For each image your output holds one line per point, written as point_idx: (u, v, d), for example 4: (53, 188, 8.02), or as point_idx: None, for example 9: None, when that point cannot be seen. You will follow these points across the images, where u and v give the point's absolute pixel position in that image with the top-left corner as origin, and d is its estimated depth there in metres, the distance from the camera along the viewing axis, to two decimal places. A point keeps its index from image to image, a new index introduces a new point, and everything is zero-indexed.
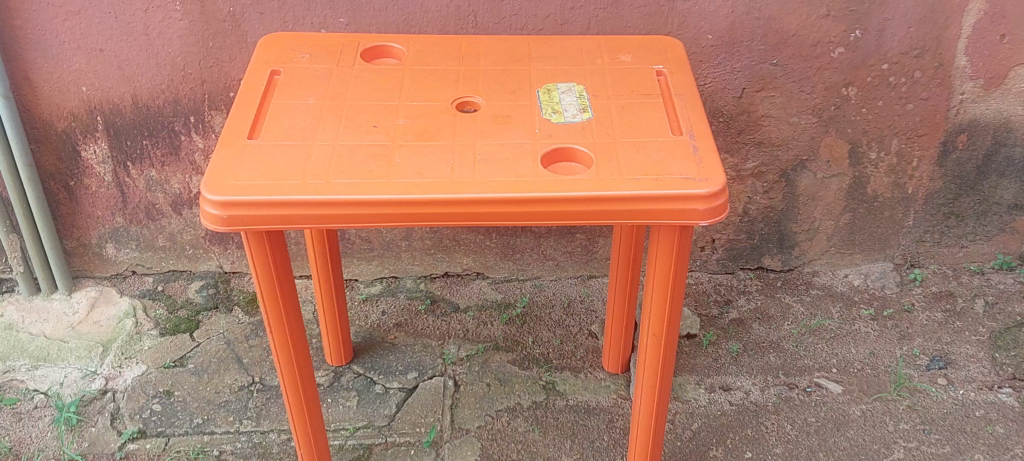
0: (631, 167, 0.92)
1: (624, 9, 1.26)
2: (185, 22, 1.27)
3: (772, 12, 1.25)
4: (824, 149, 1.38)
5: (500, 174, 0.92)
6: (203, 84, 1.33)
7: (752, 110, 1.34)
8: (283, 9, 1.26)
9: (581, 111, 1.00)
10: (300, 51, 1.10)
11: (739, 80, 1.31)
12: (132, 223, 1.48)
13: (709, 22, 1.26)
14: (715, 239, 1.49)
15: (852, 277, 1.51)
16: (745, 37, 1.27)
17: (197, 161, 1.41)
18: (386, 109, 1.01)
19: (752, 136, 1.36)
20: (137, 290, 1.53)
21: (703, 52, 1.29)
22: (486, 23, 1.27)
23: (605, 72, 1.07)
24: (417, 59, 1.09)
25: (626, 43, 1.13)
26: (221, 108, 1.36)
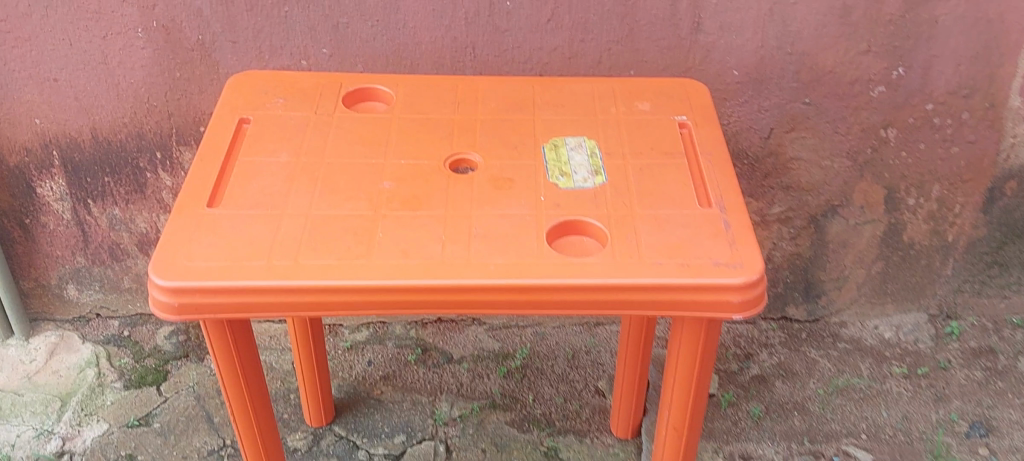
0: (652, 246, 0.78)
1: (640, 42, 1.13)
2: (149, 50, 1.14)
3: (805, 48, 1.13)
4: (857, 194, 1.26)
5: (499, 253, 0.78)
6: (170, 118, 1.20)
7: (780, 152, 1.22)
8: (258, 38, 1.13)
9: (594, 175, 0.87)
10: (274, 94, 0.97)
11: (766, 120, 1.19)
12: (94, 264, 1.35)
13: (736, 57, 1.14)
14: None
15: (882, 330, 1.38)
16: (774, 74, 1.15)
17: (164, 199, 1.28)
18: (369, 169, 0.87)
19: (779, 179, 1.24)
20: (101, 336, 1.40)
21: (727, 89, 1.16)
22: (485, 56, 1.15)
23: (620, 124, 0.94)
24: (406, 105, 0.96)
25: (644, 87, 0.99)
26: (190, 143, 1.23)
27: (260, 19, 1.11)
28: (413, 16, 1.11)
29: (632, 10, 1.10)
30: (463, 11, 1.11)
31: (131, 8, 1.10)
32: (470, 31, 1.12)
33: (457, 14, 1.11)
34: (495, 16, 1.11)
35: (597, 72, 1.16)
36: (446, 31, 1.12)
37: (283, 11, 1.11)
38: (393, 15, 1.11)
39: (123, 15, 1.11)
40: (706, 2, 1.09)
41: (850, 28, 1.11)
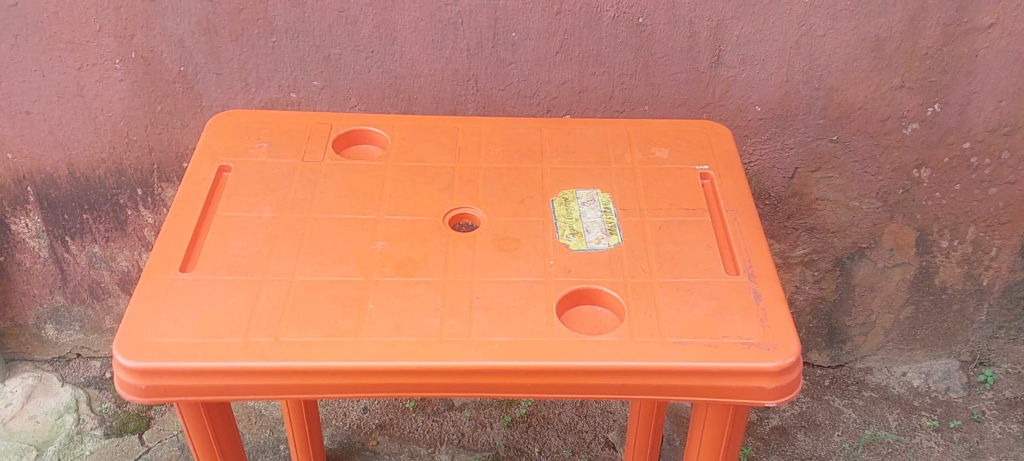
0: (675, 322, 0.70)
1: (656, 76, 1.05)
2: (127, 82, 1.06)
3: (834, 82, 1.04)
4: (887, 236, 1.17)
5: (503, 330, 0.70)
6: (151, 153, 1.12)
7: (805, 192, 1.14)
8: (244, 69, 1.05)
9: (608, 234, 0.79)
10: (259, 138, 0.89)
11: (791, 159, 1.11)
12: (74, 303, 1.27)
13: (759, 92, 1.05)
14: None
15: (911, 377, 1.31)
16: (800, 110, 1.07)
17: (146, 236, 1.21)
18: (361, 227, 0.79)
19: (803, 221, 1.16)
20: (81, 377, 1.32)
21: (749, 126, 1.08)
22: (488, 89, 1.06)
23: (636, 175, 0.85)
24: (401, 152, 0.88)
25: (662, 131, 0.91)
26: (172, 179, 1.15)
27: (245, 50, 1.03)
28: (411, 47, 1.03)
29: (647, 42, 1.02)
30: (464, 42, 1.02)
31: (107, 38, 1.02)
32: (472, 64, 1.04)
33: (458, 45, 1.02)
34: (499, 48, 1.03)
35: (609, 107, 1.08)
36: (446, 63, 1.04)
37: (270, 41, 1.02)
38: (389, 46, 1.02)
39: (99, 45, 1.03)
40: (727, 33, 1.01)
41: (882, 62, 1.02)
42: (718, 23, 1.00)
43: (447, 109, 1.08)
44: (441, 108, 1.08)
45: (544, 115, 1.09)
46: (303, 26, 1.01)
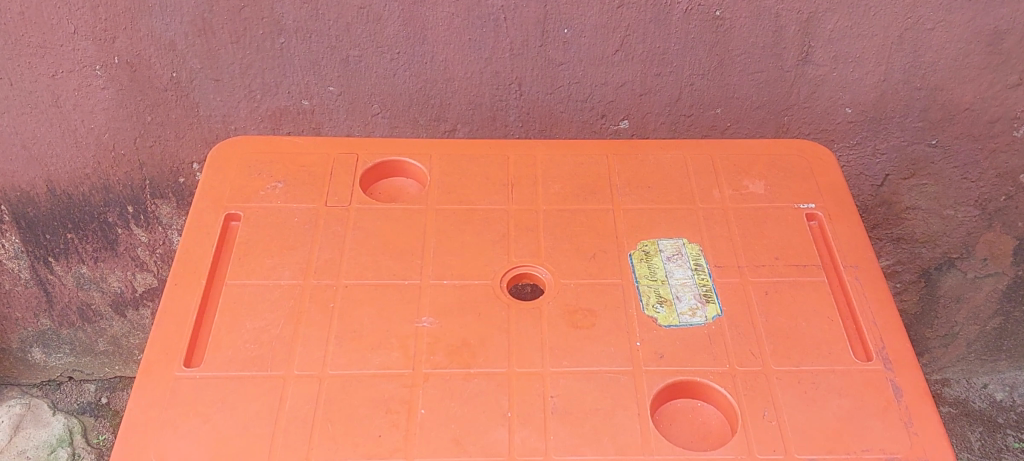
0: (802, 432, 0.57)
1: (732, 76, 0.89)
2: (111, 91, 0.90)
3: (939, 82, 0.89)
4: (982, 246, 1.02)
5: (587, 444, 0.57)
6: (142, 168, 0.97)
7: (895, 201, 0.99)
8: (248, 74, 0.89)
9: (704, 302, 0.65)
10: (272, 176, 0.74)
11: (881, 166, 0.97)
12: (62, 326, 1.14)
13: (852, 93, 0.90)
14: None
15: (993, 390, 1.18)
16: (897, 112, 0.92)
17: (139, 256, 1.06)
18: (402, 297, 0.65)
19: (889, 231, 1.03)
20: (75, 404, 1.20)
21: (836, 129, 0.94)
22: (534, 93, 0.91)
23: (729, 219, 0.71)
24: (444, 191, 0.73)
25: (753, 157, 0.76)
26: (167, 196, 1.00)
27: (249, 52, 0.87)
28: (444, 47, 0.86)
29: (724, 38, 0.86)
30: (508, 40, 0.86)
31: (85, 42, 0.86)
32: (515, 65, 0.88)
33: (500, 44, 0.86)
34: (548, 47, 0.86)
35: (674, 110, 0.93)
36: (485, 64, 0.88)
37: (278, 43, 0.86)
38: (418, 46, 0.86)
39: (75, 50, 0.86)
40: (819, 28, 0.85)
41: (999, 58, 0.86)
42: (809, 16, 0.84)
43: (484, 115, 0.93)
44: (477, 114, 0.93)
45: (598, 119, 0.94)
46: (315, 25, 0.84)
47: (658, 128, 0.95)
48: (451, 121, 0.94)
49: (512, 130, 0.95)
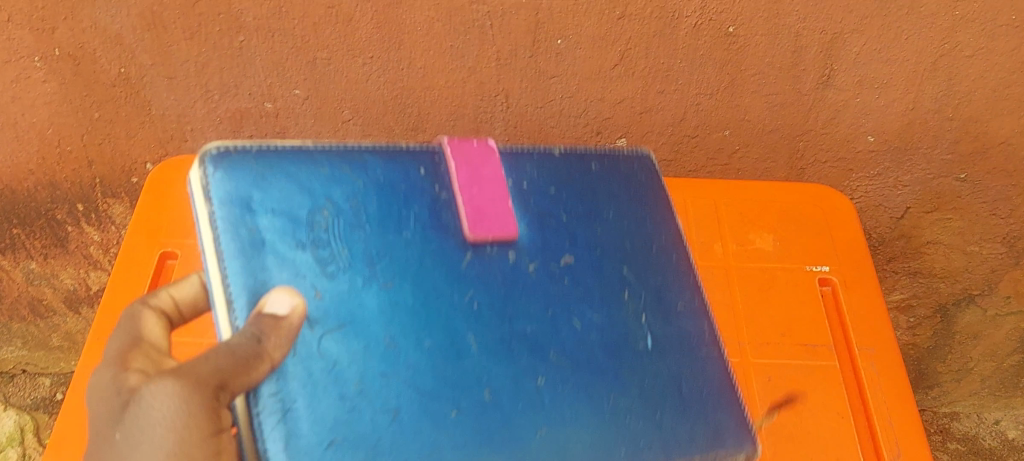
0: None
1: (743, 97, 0.80)
2: (53, 84, 0.81)
3: (973, 113, 0.79)
4: (1005, 284, 0.94)
5: None
6: (91, 166, 0.89)
7: (915, 234, 0.91)
8: (204, 73, 0.80)
9: None
10: None
11: (903, 197, 0.87)
12: (14, 320, 1.06)
13: (874, 120, 0.81)
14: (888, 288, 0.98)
15: (1005, 427, 1.10)
16: (924, 142, 0.82)
17: (92, 254, 0.99)
18: None
19: (906, 264, 0.94)
20: (28, 399, 1.13)
21: (856, 158, 0.84)
22: (522, 105, 0.82)
23: (732, 283, 0.63)
24: None
25: (764, 203, 0.68)
26: (119, 196, 0.93)
27: (204, 49, 0.77)
28: (422, 53, 0.77)
29: (738, 56, 0.76)
30: (493, 49, 0.76)
31: (21, 30, 0.76)
32: (502, 76, 0.79)
33: (485, 53, 0.76)
34: (539, 58, 0.77)
35: (678, 130, 0.83)
36: (468, 73, 0.79)
37: (237, 41, 0.77)
38: (393, 51, 0.77)
39: (10, 39, 0.76)
40: (844, 50, 0.74)
41: None
42: (834, 36, 0.73)
43: (467, 127, 0.84)
44: (460, 126, 0.84)
45: (592, 137, 0.85)
46: (277, 24, 0.75)
47: (659, 147, 0.86)
48: (430, 131, 0.85)
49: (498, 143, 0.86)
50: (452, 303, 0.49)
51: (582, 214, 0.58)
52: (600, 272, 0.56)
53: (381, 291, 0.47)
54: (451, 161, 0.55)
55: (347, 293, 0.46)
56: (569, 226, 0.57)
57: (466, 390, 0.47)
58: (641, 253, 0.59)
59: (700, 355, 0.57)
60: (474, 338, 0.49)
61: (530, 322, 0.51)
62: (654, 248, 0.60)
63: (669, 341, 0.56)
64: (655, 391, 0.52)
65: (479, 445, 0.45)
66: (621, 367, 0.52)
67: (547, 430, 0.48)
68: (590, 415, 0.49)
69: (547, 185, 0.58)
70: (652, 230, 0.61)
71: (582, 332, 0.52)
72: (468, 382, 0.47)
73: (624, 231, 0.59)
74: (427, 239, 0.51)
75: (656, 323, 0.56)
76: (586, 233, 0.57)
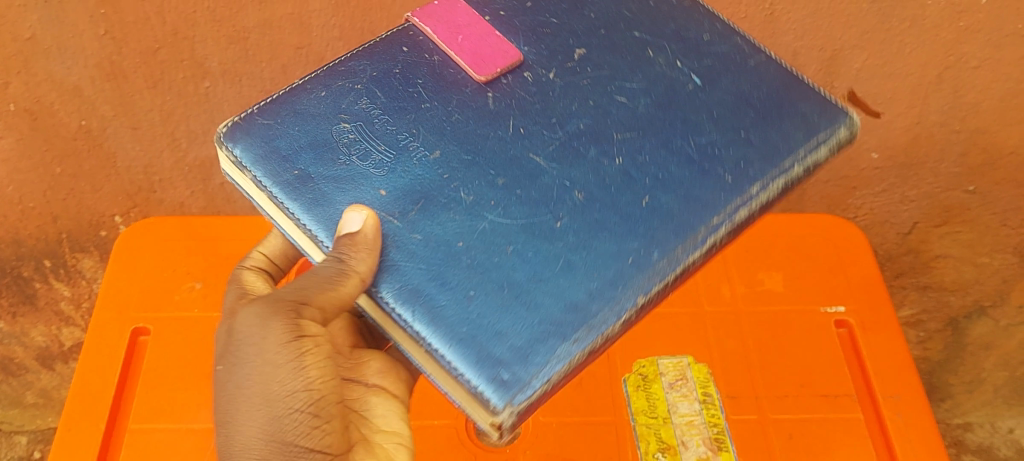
0: None
1: None
2: (8, 140, 0.75)
3: (981, 124, 0.75)
4: (1019, 293, 0.88)
5: None
6: (57, 221, 0.84)
7: (923, 249, 0.89)
8: (170, 121, 0.75)
9: (716, 452, 0.53)
10: (189, 273, 0.62)
11: (909, 212, 0.85)
12: None
13: (877, 136, 0.77)
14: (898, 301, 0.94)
15: None
16: (930, 156, 0.78)
17: (64, 310, 0.94)
18: None
19: (914, 279, 0.91)
20: None
21: (861, 176, 0.81)
22: None
23: (742, 330, 0.59)
24: None
25: (769, 239, 0.64)
26: (88, 249, 0.88)
27: (168, 97, 0.73)
28: None
29: None
30: None
31: None
32: None
33: None
34: None
35: None
36: None
37: (203, 87, 0.72)
38: None
39: None
40: (845, 67, 0.71)
41: None
42: (833, 53, 0.70)
43: None
44: None
45: None
46: (245, 68, 0.70)
47: None
48: None
49: None
50: (501, 137, 0.43)
51: (574, 13, 0.49)
52: (621, 47, 0.47)
53: (429, 158, 0.42)
54: (425, 27, 0.47)
55: (399, 173, 0.41)
56: (570, 31, 0.48)
57: (562, 203, 0.40)
58: (663, 18, 0.49)
59: (747, 63, 0.47)
60: (538, 155, 0.42)
61: (596, 121, 0.44)
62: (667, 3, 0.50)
63: (722, 72, 0.47)
64: (733, 124, 0.44)
65: (600, 240, 0.39)
66: (705, 123, 0.44)
67: (672, 199, 0.41)
68: (695, 176, 0.42)
69: (525, 6, 0.49)
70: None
71: (642, 113, 0.44)
72: (559, 194, 0.41)
73: (624, 8, 0.49)
74: (442, 92, 0.44)
75: (687, 64, 0.47)
76: (583, 21, 0.48)
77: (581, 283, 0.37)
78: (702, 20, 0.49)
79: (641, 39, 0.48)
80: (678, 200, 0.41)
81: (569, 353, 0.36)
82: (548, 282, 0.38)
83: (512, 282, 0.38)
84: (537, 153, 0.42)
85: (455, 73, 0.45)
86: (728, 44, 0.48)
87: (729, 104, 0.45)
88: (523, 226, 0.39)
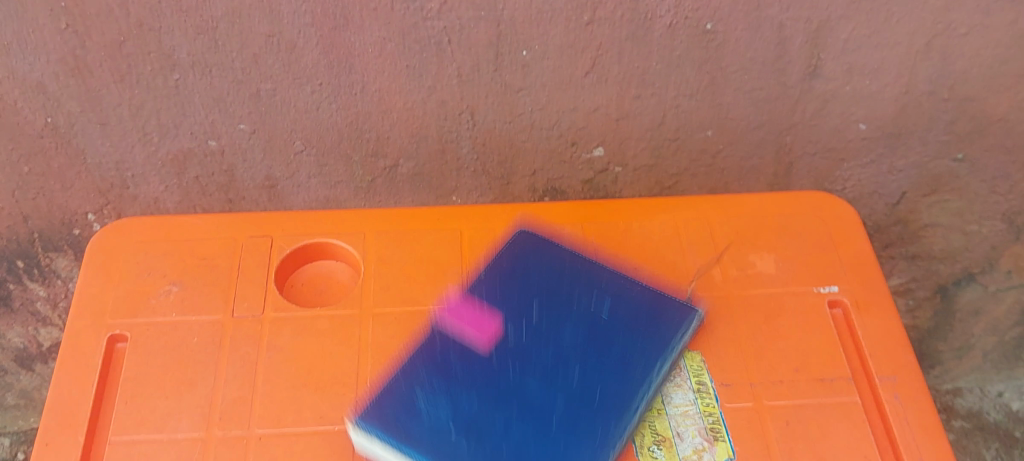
0: None
1: (727, 95, 0.74)
2: None
3: (970, 92, 0.74)
4: (1006, 259, 0.90)
5: None
6: (27, 221, 0.82)
7: (912, 219, 0.87)
8: (139, 116, 0.72)
9: (712, 441, 0.52)
10: (165, 276, 0.60)
11: (898, 183, 0.83)
12: None
13: (866, 107, 0.76)
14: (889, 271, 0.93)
15: None
16: (919, 125, 0.77)
17: (39, 311, 0.93)
18: (331, 450, 0.52)
19: (904, 249, 0.90)
20: None
21: (848, 147, 0.80)
22: (490, 122, 0.76)
23: (735, 314, 0.58)
24: (382, 286, 0.60)
25: (760, 221, 0.64)
26: (62, 249, 0.86)
27: (137, 91, 0.70)
28: (377, 76, 0.70)
29: (718, 53, 0.70)
30: (454, 66, 0.70)
31: None
32: (465, 93, 0.72)
33: (445, 70, 0.70)
34: (504, 72, 0.71)
35: (658, 135, 0.78)
36: (428, 94, 0.72)
37: (172, 79, 0.69)
38: (345, 76, 0.70)
39: None
40: (831, 38, 0.69)
41: None
42: (820, 25, 0.68)
43: (432, 148, 0.78)
44: (423, 148, 0.78)
45: (567, 148, 0.79)
46: (214, 58, 0.68)
47: (638, 154, 0.80)
48: (391, 156, 0.79)
49: (466, 163, 0.80)
50: (511, 375, 0.52)
51: (524, 287, 0.58)
52: (563, 310, 0.56)
53: (466, 402, 0.51)
54: (446, 329, 0.55)
55: (455, 415, 0.50)
56: (529, 301, 0.57)
57: (550, 406, 0.50)
58: (597, 314, 0.56)
59: (634, 283, 0.58)
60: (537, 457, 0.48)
61: (555, 347, 0.54)
62: (581, 259, 0.60)
63: (619, 292, 0.57)
64: (636, 326, 0.55)
65: (582, 420, 0.50)
66: (624, 333, 0.55)
67: (617, 388, 0.52)
68: (625, 372, 0.53)
69: (496, 288, 0.57)
70: (565, 257, 0.60)
71: (581, 336, 0.54)
72: (546, 401, 0.51)
73: (549, 268, 0.59)
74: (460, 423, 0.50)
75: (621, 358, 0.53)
76: (529, 339, 0.54)
77: (582, 449, 0.49)
78: (623, 315, 0.56)
79: (573, 293, 0.57)
80: (621, 388, 0.52)
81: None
82: (563, 448, 0.49)
83: (528, 446, 0.49)
84: (530, 377, 0.52)
85: (465, 345, 0.54)
86: (619, 278, 0.59)
87: (631, 319, 0.56)
88: (533, 426, 0.49)
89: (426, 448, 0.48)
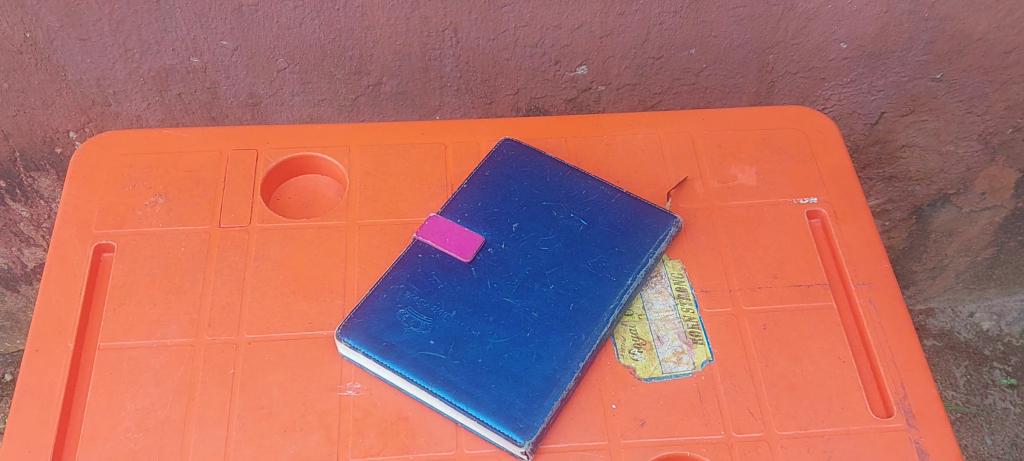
0: None
1: (710, 13, 0.74)
2: None
3: (950, 11, 0.74)
4: (980, 180, 0.91)
5: None
6: (9, 139, 0.82)
7: (889, 139, 0.88)
8: (120, 32, 0.71)
9: (691, 344, 0.53)
10: (151, 188, 0.60)
11: (876, 103, 0.84)
12: None
13: (848, 26, 0.76)
14: (867, 193, 0.95)
15: (979, 319, 1.09)
16: (898, 45, 0.78)
17: (23, 231, 0.93)
18: (320, 353, 0.53)
19: (881, 170, 0.93)
20: None
21: (830, 66, 0.81)
22: (472, 39, 0.76)
23: (715, 225, 0.59)
24: (368, 197, 0.61)
25: (741, 134, 0.65)
26: (45, 168, 0.86)
27: (117, 6, 0.69)
28: None
29: None
30: None
31: None
32: (449, 9, 0.72)
33: None
34: None
35: (641, 53, 0.78)
36: (411, 9, 0.72)
37: None
38: None
39: None
40: None
41: None
42: None
43: (415, 66, 0.78)
44: (406, 66, 0.78)
45: (551, 66, 0.79)
46: None
47: (621, 72, 0.81)
48: (374, 73, 0.79)
49: (450, 81, 0.80)
50: (488, 288, 0.53)
51: (505, 199, 0.58)
52: (539, 222, 0.57)
53: (449, 312, 0.52)
54: (428, 240, 0.55)
55: (434, 328, 0.51)
56: (507, 214, 0.57)
57: (524, 319, 0.52)
58: (575, 221, 0.57)
59: (607, 198, 0.59)
60: (524, 356, 0.50)
61: (531, 261, 0.54)
62: (562, 170, 0.60)
63: (594, 207, 0.58)
64: (608, 242, 0.56)
65: (561, 320, 0.52)
66: (601, 241, 0.56)
67: (590, 299, 0.53)
68: (598, 282, 0.54)
69: (477, 203, 0.58)
70: (544, 170, 0.60)
71: (556, 249, 0.55)
72: (521, 314, 0.52)
73: (532, 179, 0.60)
74: (448, 330, 0.51)
75: (598, 261, 0.55)
76: (510, 247, 0.55)
77: (554, 358, 0.50)
78: (600, 222, 0.57)
79: (549, 206, 0.58)
80: (593, 300, 0.53)
81: (555, 399, 0.48)
82: (538, 360, 0.50)
83: (504, 358, 0.50)
84: (506, 291, 0.53)
85: (446, 258, 0.54)
86: (594, 191, 0.59)
87: (605, 232, 0.56)
88: (508, 338, 0.51)
89: (409, 362, 0.50)
